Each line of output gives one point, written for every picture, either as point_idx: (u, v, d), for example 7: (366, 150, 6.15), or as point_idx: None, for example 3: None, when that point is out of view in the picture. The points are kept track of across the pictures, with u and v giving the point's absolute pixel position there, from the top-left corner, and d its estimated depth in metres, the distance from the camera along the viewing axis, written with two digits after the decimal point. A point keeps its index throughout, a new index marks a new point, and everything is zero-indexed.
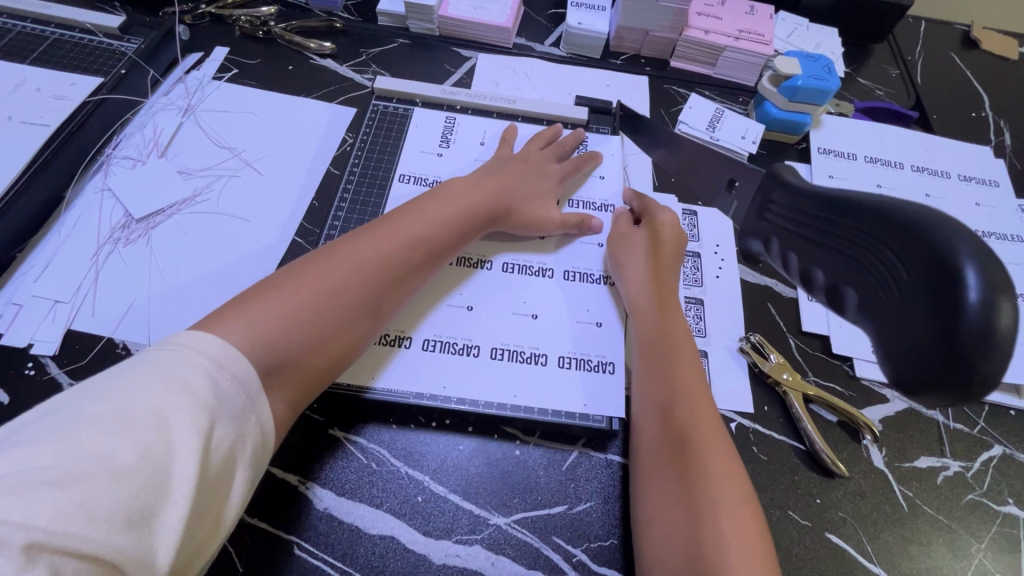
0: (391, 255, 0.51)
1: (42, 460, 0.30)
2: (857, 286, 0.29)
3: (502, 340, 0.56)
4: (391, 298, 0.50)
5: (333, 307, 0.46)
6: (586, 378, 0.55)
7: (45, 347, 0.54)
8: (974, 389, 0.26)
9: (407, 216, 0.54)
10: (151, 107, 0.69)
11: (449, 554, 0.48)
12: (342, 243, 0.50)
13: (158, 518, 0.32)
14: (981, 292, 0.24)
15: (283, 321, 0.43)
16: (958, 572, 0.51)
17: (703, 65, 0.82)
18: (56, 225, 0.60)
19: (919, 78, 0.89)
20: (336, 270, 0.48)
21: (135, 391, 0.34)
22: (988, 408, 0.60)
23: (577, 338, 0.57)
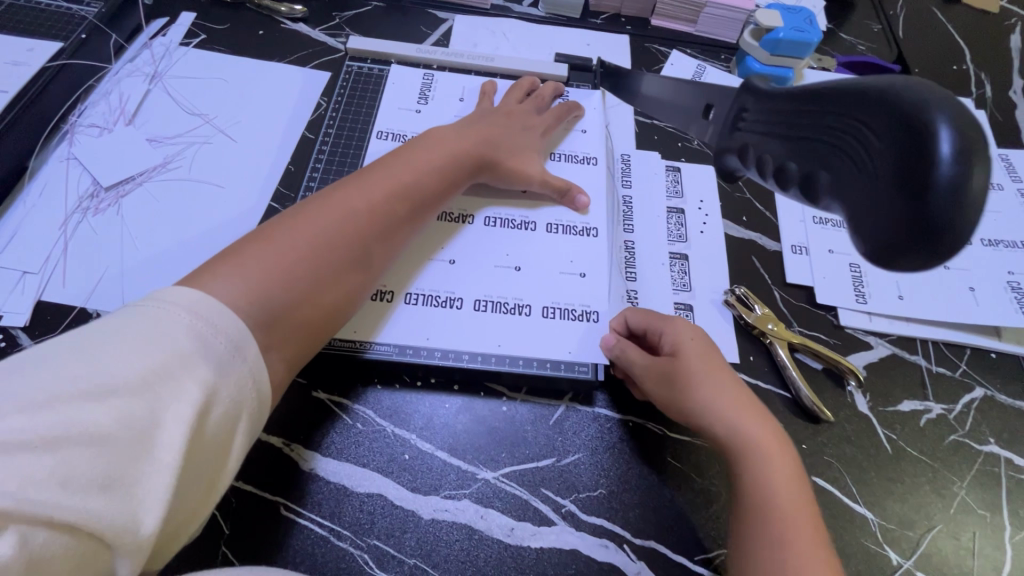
0: (381, 204, 0.49)
1: (10, 422, 0.28)
2: (832, 167, 0.34)
3: (486, 291, 0.56)
4: (384, 249, 0.49)
5: (327, 261, 0.45)
6: (571, 327, 0.55)
7: (16, 319, 0.52)
8: (940, 244, 0.30)
9: (393, 166, 0.52)
10: (116, 74, 0.67)
11: (438, 509, 0.47)
12: (329, 192, 0.49)
13: (143, 486, 0.30)
14: (952, 147, 0.28)
15: (281, 272, 0.41)
16: (942, 510, 0.52)
17: (684, 22, 0.81)
18: (21, 196, 0.58)
19: (901, 31, 0.88)
20: (329, 220, 0.46)
21: (116, 349, 0.32)
22: (969, 351, 0.60)
23: (561, 289, 0.57)
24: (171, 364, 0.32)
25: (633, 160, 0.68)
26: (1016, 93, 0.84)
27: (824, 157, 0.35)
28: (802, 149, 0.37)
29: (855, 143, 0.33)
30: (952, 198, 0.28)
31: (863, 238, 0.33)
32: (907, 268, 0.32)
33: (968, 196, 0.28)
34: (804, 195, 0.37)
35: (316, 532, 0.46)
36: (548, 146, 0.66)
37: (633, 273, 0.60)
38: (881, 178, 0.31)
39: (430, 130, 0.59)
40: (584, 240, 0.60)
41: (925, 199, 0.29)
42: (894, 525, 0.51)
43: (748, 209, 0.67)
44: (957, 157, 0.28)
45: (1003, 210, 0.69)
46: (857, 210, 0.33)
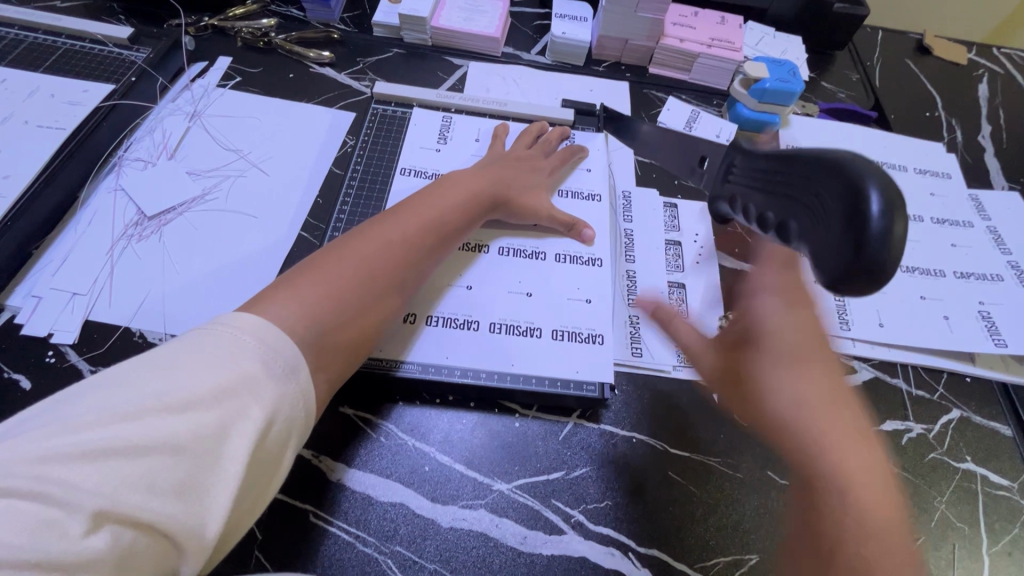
0: (410, 237, 0.55)
1: (106, 429, 0.32)
2: (798, 220, 0.42)
3: (501, 314, 0.61)
4: (414, 276, 0.54)
5: (366, 288, 0.49)
6: (578, 348, 0.59)
7: (65, 336, 0.57)
8: (875, 278, 0.36)
9: (419, 206, 0.58)
10: (159, 113, 0.73)
11: (456, 518, 0.51)
12: (365, 229, 0.54)
13: (210, 493, 0.34)
14: (880, 206, 0.35)
15: (330, 302, 0.46)
16: (924, 523, 0.56)
17: (679, 71, 0.88)
18: (71, 223, 0.63)
19: (878, 81, 0.96)
20: (369, 254, 0.51)
21: (193, 368, 0.36)
22: (946, 375, 0.65)
23: (569, 314, 0.62)
24: (239, 383, 0.37)
25: (633, 197, 0.74)
26: (984, 138, 0.91)
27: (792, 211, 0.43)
28: (779, 203, 0.45)
29: (812, 198, 0.41)
30: (881, 243, 0.35)
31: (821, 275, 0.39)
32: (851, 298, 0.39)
33: (893, 244, 0.35)
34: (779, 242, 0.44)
35: (342, 538, 0.49)
36: (554, 182, 0.72)
37: (635, 299, 0.65)
38: (829, 224, 0.38)
39: (448, 174, 0.65)
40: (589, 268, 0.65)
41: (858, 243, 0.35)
42: None
43: (740, 242, 0.72)
44: (885, 214, 0.35)
45: (974, 246, 0.75)
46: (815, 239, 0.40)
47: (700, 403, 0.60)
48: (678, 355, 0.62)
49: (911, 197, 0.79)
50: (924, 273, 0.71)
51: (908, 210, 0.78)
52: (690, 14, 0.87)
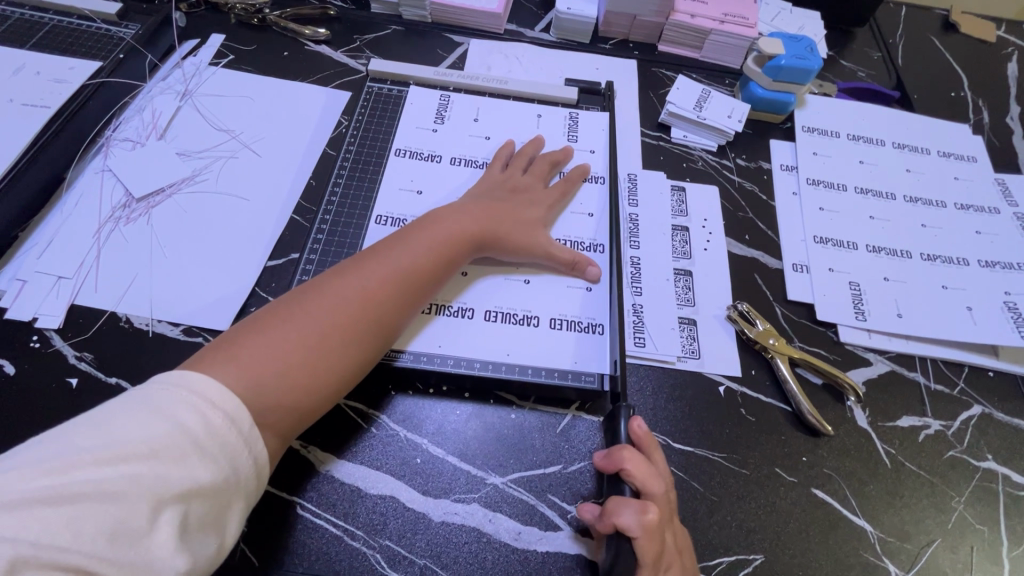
0: (374, 290, 0.50)
1: (36, 481, 0.32)
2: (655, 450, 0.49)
3: (498, 302, 0.58)
4: (378, 334, 0.50)
5: (316, 347, 0.46)
6: (577, 338, 0.57)
7: (50, 321, 0.55)
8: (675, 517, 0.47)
9: (389, 253, 0.53)
10: (149, 92, 0.71)
11: (448, 512, 0.49)
12: (332, 280, 0.51)
13: (148, 545, 0.33)
14: None
15: (274, 365, 0.44)
16: (940, 525, 0.53)
17: (690, 49, 0.84)
18: (58, 204, 0.62)
19: (900, 60, 0.91)
20: (326, 309, 0.48)
21: (133, 423, 0.36)
22: (967, 369, 0.62)
23: (569, 301, 0.59)
24: (174, 436, 0.36)
25: (639, 180, 0.71)
26: (1013, 120, 0.86)
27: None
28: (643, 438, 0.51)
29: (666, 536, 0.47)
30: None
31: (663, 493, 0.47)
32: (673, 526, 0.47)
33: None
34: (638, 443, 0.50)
35: (330, 532, 0.48)
36: (557, 216, 0.65)
37: (638, 287, 0.62)
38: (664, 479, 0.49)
39: (434, 209, 0.59)
40: (589, 254, 0.63)
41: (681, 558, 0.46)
42: (893, 538, 0.52)
43: (750, 227, 0.69)
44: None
45: (1000, 232, 0.71)
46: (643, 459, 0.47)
47: (705, 396, 0.57)
48: (684, 346, 0.59)
49: (934, 182, 0.75)
50: (946, 262, 0.68)
51: (931, 195, 0.74)
52: None
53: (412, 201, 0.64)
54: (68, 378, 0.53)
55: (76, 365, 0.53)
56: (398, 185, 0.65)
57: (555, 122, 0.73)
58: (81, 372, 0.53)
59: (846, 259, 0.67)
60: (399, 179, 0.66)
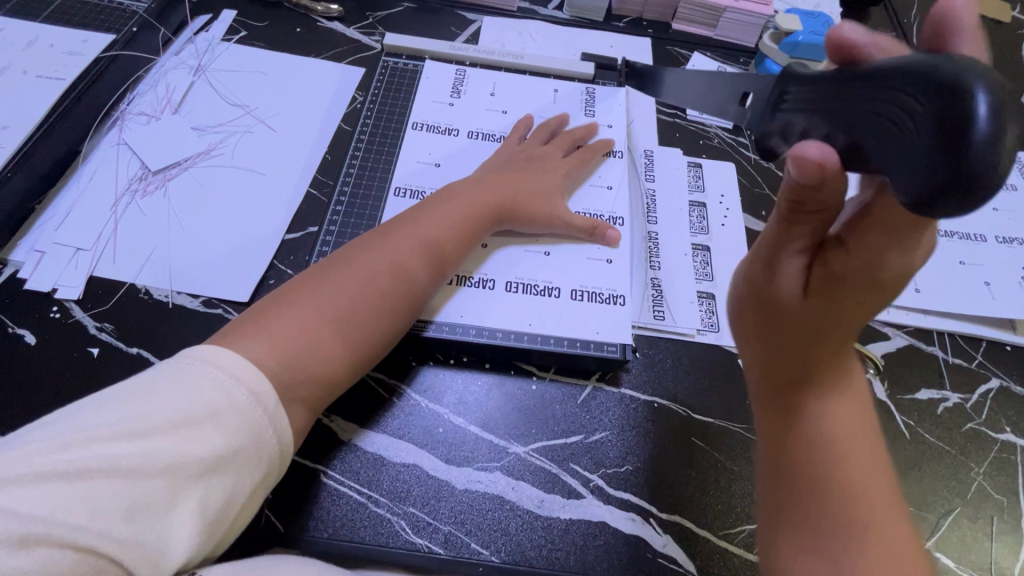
0: (399, 262, 0.50)
1: (57, 455, 0.32)
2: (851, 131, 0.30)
3: (519, 274, 0.58)
4: (406, 305, 0.50)
5: (344, 319, 0.46)
6: (599, 309, 0.57)
7: (69, 292, 0.55)
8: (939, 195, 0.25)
9: (411, 227, 0.53)
10: (163, 66, 0.70)
11: (471, 480, 0.49)
12: (356, 253, 0.51)
13: (167, 522, 0.33)
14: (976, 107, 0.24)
15: (304, 335, 0.44)
16: (959, 495, 0.53)
17: (703, 27, 0.83)
18: (75, 177, 0.61)
19: (915, 39, 0.91)
20: (351, 282, 0.48)
21: (154, 398, 0.36)
22: (985, 343, 0.62)
23: (589, 274, 0.59)
24: (197, 411, 0.36)
25: (656, 156, 0.70)
26: None
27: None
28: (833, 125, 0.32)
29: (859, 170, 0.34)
30: (977, 161, 0.24)
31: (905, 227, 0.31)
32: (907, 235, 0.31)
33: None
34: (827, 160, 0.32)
35: (354, 499, 0.48)
36: (576, 187, 0.65)
37: (656, 262, 0.62)
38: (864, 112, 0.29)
39: (453, 184, 0.59)
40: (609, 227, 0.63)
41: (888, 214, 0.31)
42: (914, 508, 0.52)
43: (767, 203, 0.69)
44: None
45: (1017, 209, 0.71)
46: (877, 37, 0.32)
47: (725, 368, 0.57)
48: (703, 320, 0.59)
49: None
50: (963, 238, 0.68)
51: None
52: None
53: (431, 175, 0.64)
54: (89, 348, 0.53)
55: (97, 336, 0.53)
56: (417, 158, 0.65)
57: (571, 98, 0.73)
58: (102, 342, 0.53)
59: None
60: (418, 153, 0.65)
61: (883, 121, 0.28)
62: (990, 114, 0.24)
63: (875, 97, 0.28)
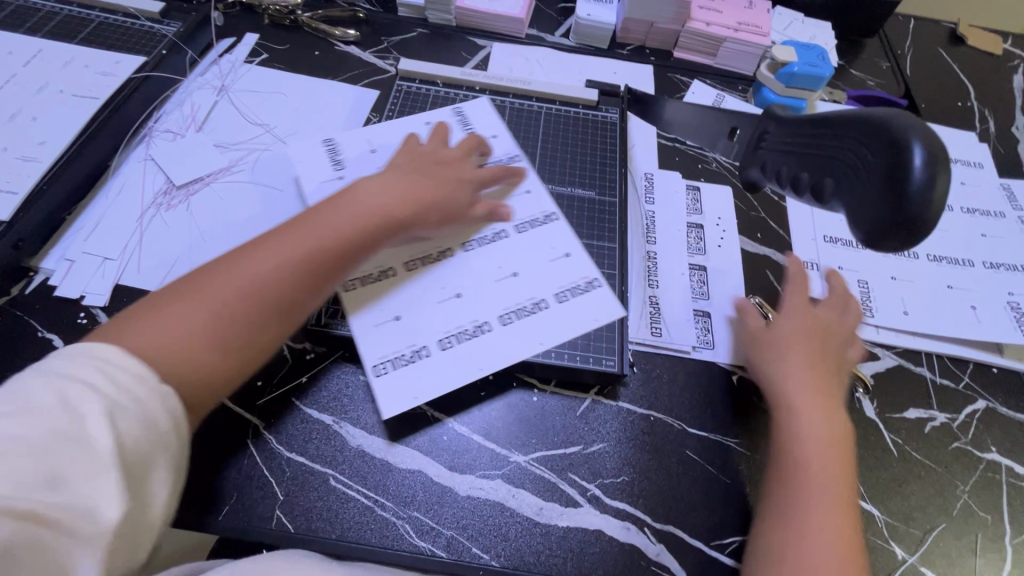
0: (295, 265, 0.47)
1: None
2: (832, 176, 0.45)
3: (506, 304, 0.57)
4: (296, 309, 0.47)
5: (206, 330, 0.43)
6: (585, 304, 0.58)
7: (96, 299, 0.58)
8: (910, 222, 0.40)
9: (309, 229, 0.50)
10: (188, 87, 0.74)
11: (473, 487, 0.51)
12: (245, 250, 0.47)
13: (92, 484, 0.33)
14: (922, 162, 0.39)
15: (176, 343, 0.41)
16: (945, 512, 0.55)
17: (704, 56, 0.87)
18: (103, 190, 0.65)
19: (908, 70, 0.94)
20: (243, 285, 0.45)
21: (41, 389, 0.34)
22: (972, 365, 0.64)
23: (559, 274, 0.59)
24: (90, 396, 0.34)
25: (655, 179, 0.73)
26: (1018, 129, 0.89)
27: (825, 171, 0.46)
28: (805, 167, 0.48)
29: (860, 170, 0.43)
30: (922, 202, 0.39)
31: (858, 227, 0.43)
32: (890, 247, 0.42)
33: (934, 199, 0.39)
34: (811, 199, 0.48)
35: (361, 502, 0.50)
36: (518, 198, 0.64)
37: (655, 281, 0.65)
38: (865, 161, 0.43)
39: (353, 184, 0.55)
40: (547, 227, 0.62)
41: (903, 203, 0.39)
42: (900, 523, 0.54)
43: (762, 226, 0.72)
44: (927, 168, 0.39)
45: (1004, 236, 0.73)
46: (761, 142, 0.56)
47: (718, 384, 0.60)
48: (699, 337, 0.62)
49: None
50: (952, 263, 0.70)
51: None
52: None
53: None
54: None
55: None
56: (318, 178, 0.64)
57: (444, 121, 0.70)
58: None
59: (854, 257, 0.69)
60: (316, 173, 0.65)
61: (842, 171, 0.44)
62: (925, 164, 0.39)
63: (832, 154, 0.45)
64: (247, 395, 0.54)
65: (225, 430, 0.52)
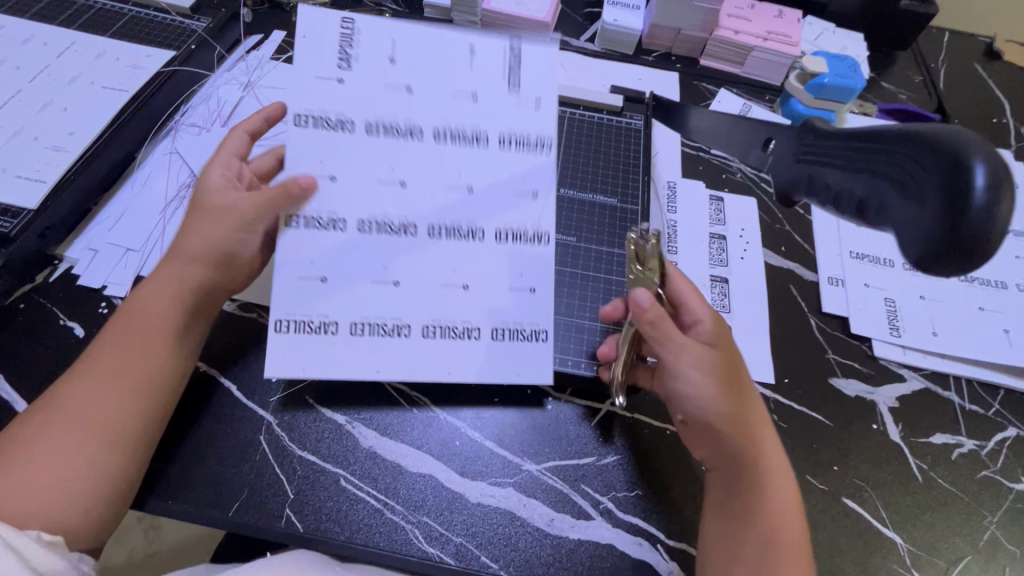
0: (115, 371, 0.45)
1: None
2: (885, 193, 0.43)
3: (435, 315, 0.50)
4: (154, 394, 0.46)
5: (75, 458, 0.42)
6: (528, 350, 0.51)
7: (117, 289, 0.59)
8: (973, 245, 0.38)
9: (130, 325, 0.47)
10: (215, 81, 0.75)
11: (484, 494, 0.51)
12: (87, 365, 0.45)
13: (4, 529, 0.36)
14: (986, 180, 0.37)
15: (47, 480, 0.40)
16: (972, 544, 0.53)
17: (732, 65, 0.86)
18: (129, 182, 0.66)
19: (941, 84, 0.92)
20: (69, 409, 0.43)
21: None
22: (1003, 391, 0.62)
23: (510, 305, 0.51)
24: None
25: (678, 188, 0.72)
26: None
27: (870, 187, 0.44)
28: (857, 181, 0.45)
29: (914, 183, 0.40)
30: (983, 220, 0.37)
31: (910, 249, 0.41)
32: (945, 270, 0.40)
33: (996, 219, 0.37)
34: (861, 217, 0.46)
35: (370, 504, 0.50)
36: (497, 198, 0.50)
37: None
38: (918, 178, 0.40)
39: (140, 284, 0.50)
40: (534, 248, 0.51)
41: (962, 222, 0.37)
42: (924, 553, 0.52)
43: (786, 239, 0.70)
44: (988, 189, 0.37)
45: None
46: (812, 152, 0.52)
47: None
48: None
49: None
50: (984, 284, 0.68)
51: None
52: (747, 6, 0.84)
53: (367, 156, 0.49)
54: None
55: None
56: (312, 72, 0.47)
57: (490, 65, 0.49)
58: None
59: (881, 275, 0.68)
60: (313, 64, 0.47)
61: (895, 187, 0.42)
62: (988, 183, 0.37)
63: (884, 169, 0.43)
64: (262, 391, 0.54)
65: (238, 425, 0.52)
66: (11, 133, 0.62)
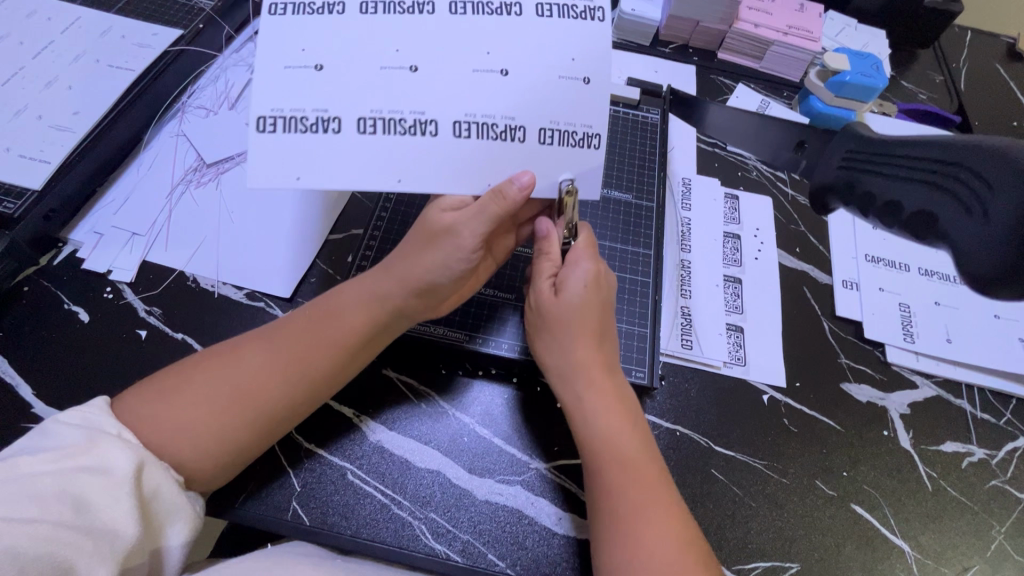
0: (305, 350, 0.46)
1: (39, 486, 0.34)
2: (942, 208, 0.42)
3: (465, 108, 0.44)
4: (316, 389, 0.47)
5: (222, 418, 0.43)
6: (563, 95, 0.45)
7: (123, 274, 0.58)
8: None
9: (329, 319, 0.48)
10: (222, 62, 0.73)
11: (492, 491, 0.50)
12: (284, 328, 0.48)
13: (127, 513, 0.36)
14: None
15: (200, 427, 0.42)
16: (978, 553, 0.53)
17: (750, 59, 0.84)
18: (134, 163, 0.65)
19: (963, 85, 0.90)
20: (251, 364, 0.45)
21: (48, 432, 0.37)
22: (1015, 401, 0.61)
23: (558, 94, 0.45)
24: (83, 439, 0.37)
25: (693, 185, 0.71)
26: None
27: (925, 197, 0.44)
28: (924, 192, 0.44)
29: (962, 200, 0.41)
30: None
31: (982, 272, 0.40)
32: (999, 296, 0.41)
33: None
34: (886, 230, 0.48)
35: (377, 499, 0.49)
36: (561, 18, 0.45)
37: (687, 291, 0.63)
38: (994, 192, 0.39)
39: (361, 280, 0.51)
40: (581, 25, 0.45)
41: None
42: (931, 560, 0.52)
43: (802, 241, 0.69)
44: None
45: None
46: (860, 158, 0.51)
47: (750, 403, 0.58)
48: (730, 352, 0.60)
49: None
50: None
51: None
52: None
53: None
54: (137, 330, 0.55)
55: (145, 318, 0.56)
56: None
57: None
58: (150, 325, 0.55)
59: (897, 279, 0.67)
60: None
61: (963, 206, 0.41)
62: None
63: (906, 183, 0.46)
64: None
65: None
66: (15, 112, 0.60)
